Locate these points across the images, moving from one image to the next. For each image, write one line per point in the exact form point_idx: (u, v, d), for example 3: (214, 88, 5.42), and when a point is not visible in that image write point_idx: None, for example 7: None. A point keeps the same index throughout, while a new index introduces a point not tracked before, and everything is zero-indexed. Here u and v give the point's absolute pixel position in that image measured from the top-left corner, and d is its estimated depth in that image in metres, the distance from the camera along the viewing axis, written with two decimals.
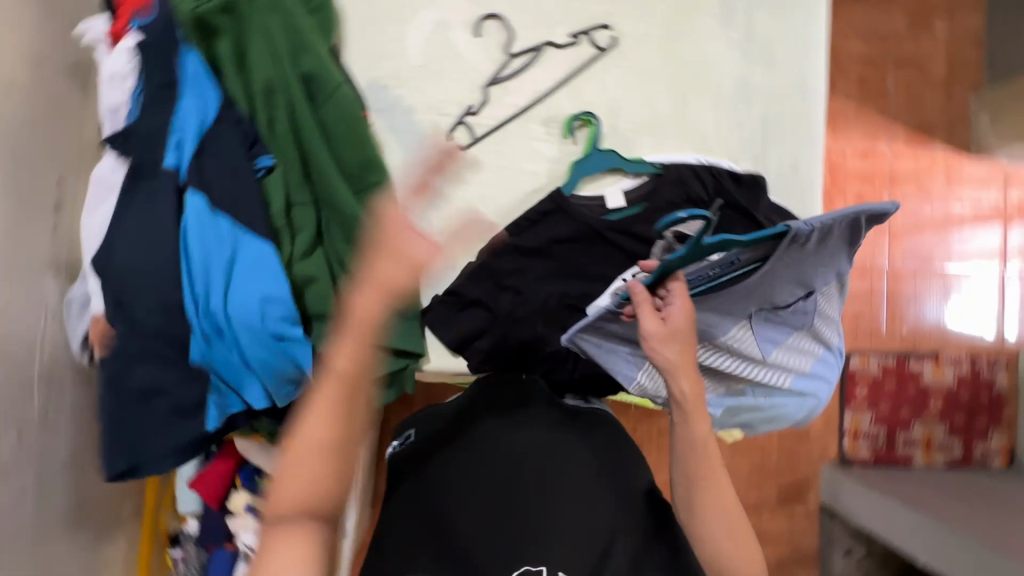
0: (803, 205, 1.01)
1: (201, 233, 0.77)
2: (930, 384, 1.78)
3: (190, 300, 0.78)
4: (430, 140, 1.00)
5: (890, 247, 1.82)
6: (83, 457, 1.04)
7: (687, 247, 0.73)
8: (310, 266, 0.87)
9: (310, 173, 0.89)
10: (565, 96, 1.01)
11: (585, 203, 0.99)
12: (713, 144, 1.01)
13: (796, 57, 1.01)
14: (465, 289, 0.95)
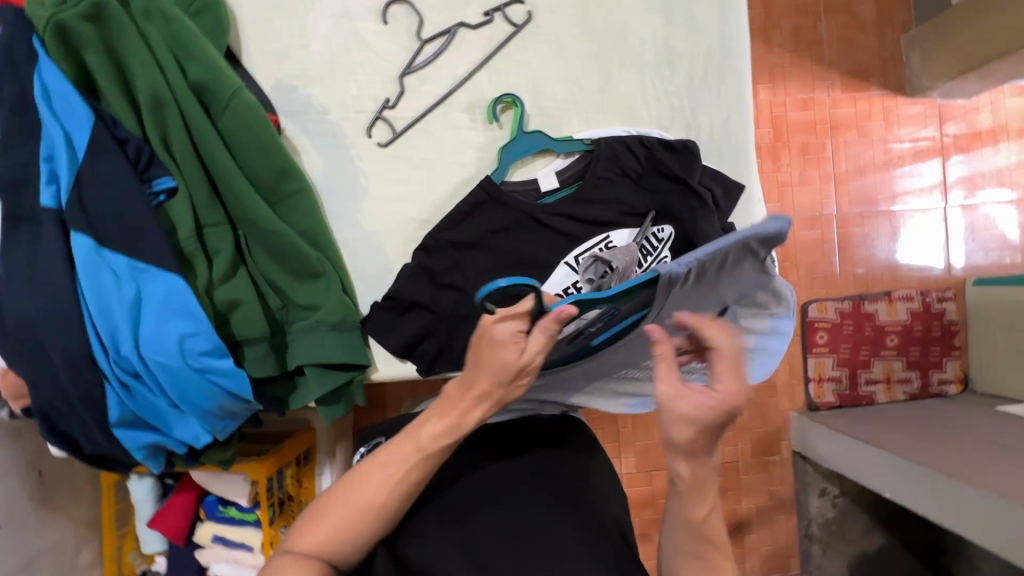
0: (738, 166, 1.00)
1: (96, 279, 0.70)
2: (885, 322, 1.83)
3: (97, 349, 0.71)
4: (349, 140, 0.95)
5: (836, 195, 1.85)
6: (23, 515, 0.98)
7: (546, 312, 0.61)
8: (233, 289, 0.82)
9: (219, 190, 0.83)
10: (485, 79, 0.97)
11: (518, 189, 0.96)
12: (641, 114, 0.99)
13: (715, 15, 0.98)
14: (404, 292, 0.92)
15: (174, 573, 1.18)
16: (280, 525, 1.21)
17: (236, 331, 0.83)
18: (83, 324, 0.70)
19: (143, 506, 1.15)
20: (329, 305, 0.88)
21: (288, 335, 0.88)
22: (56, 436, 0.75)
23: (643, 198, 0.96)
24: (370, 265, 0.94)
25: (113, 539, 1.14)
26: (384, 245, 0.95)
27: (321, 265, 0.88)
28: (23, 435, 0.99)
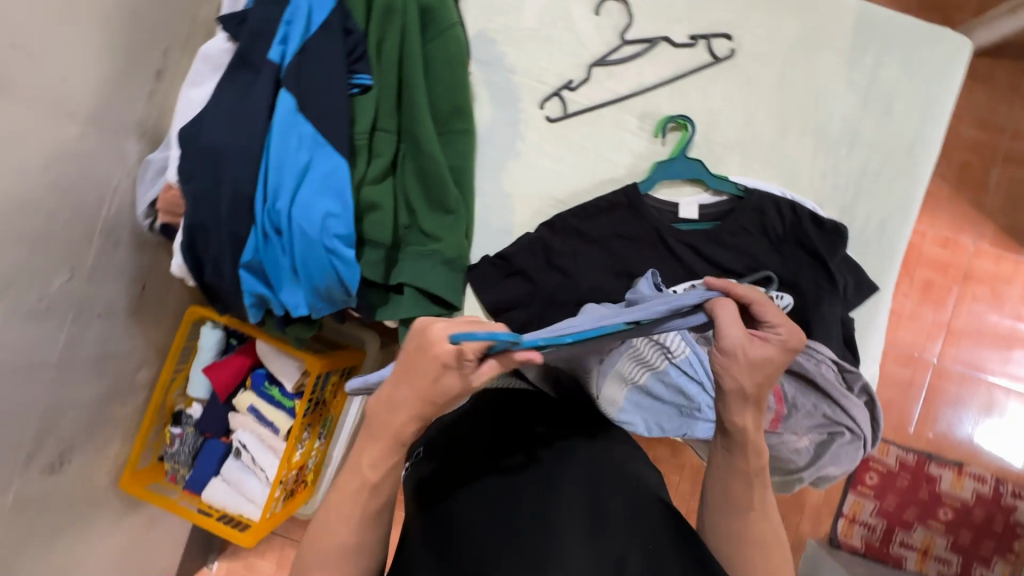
0: (880, 269, 0.96)
1: (284, 134, 0.78)
2: (945, 492, 1.69)
3: (259, 195, 0.78)
4: (522, 104, 0.99)
5: (943, 344, 1.74)
6: (117, 315, 1.08)
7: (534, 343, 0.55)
8: (378, 192, 0.88)
9: (402, 103, 0.89)
10: (666, 95, 0.99)
11: (657, 206, 0.97)
12: (802, 182, 0.97)
13: (914, 117, 0.96)
14: (516, 257, 0.95)
15: (203, 424, 1.25)
16: (306, 424, 1.26)
17: (365, 230, 0.88)
18: (256, 169, 0.77)
19: (204, 354, 1.23)
20: (449, 240, 0.92)
21: (403, 253, 0.92)
22: (189, 256, 0.82)
23: (775, 261, 0.94)
24: (495, 221, 0.98)
25: (170, 371, 1.23)
26: (514, 209, 0.99)
27: (457, 203, 0.92)
28: (146, 249, 1.09)
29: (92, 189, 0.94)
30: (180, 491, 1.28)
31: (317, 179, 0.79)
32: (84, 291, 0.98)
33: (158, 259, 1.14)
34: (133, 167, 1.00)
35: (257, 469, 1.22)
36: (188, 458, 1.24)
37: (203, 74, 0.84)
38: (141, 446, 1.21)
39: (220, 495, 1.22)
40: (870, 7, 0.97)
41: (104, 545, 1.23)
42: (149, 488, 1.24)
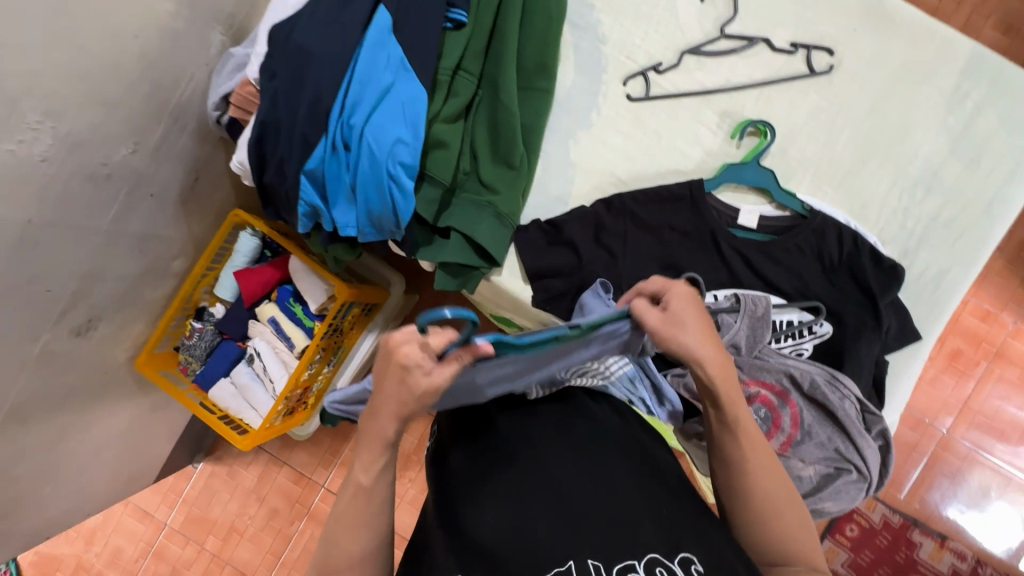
0: (926, 319, 0.94)
1: (373, 50, 0.77)
2: (921, 560, 1.68)
3: (336, 106, 0.77)
4: (606, 76, 0.98)
5: (957, 416, 1.71)
6: (168, 201, 1.10)
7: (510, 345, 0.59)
8: (448, 131, 0.87)
9: (490, 48, 0.88)
10: (752, 98, 0.97)
11: (717, 207, 0.95)
12: (869, 215, 0.95)
13: (1000, 174, 0.93)
14: (566, 227, 0.94)
15: (223, 324, 1.28)
16: (320, 348, 1.28)
17: (426, 166, 0.88)
18: (340, 79, 0.77)
19: (239, 258, 1.25)
20: (505, 195, 0.92)
21: (457, 197, 0.92)
22: (254, 152, 0.82)
23: (823, 288, 0.93)
24: (552, 187, 0.98)
25: (203, 267, 1.26)
26: (574, 179, 0.98)
27: (521, 160, 0.92)
28: (207, 143, 1.10)
29: (172, 70, 0.94)
30: (188, 383, 1.31)
31: (395, 103, 0.78)
32: (144, 167, 1.00)
33: (215, 156, 1.15)
34: (213, 58, 1.01)
35: (266, 381, 1.25)
36: (203, 354, 1.27)
37: None
38: (162, 332, 1.24)
39: (226, 397, 1.25)
40: (983, 52, 0.94)
41: (109, 418, 1.27)
42: (161, 373, 1.27)
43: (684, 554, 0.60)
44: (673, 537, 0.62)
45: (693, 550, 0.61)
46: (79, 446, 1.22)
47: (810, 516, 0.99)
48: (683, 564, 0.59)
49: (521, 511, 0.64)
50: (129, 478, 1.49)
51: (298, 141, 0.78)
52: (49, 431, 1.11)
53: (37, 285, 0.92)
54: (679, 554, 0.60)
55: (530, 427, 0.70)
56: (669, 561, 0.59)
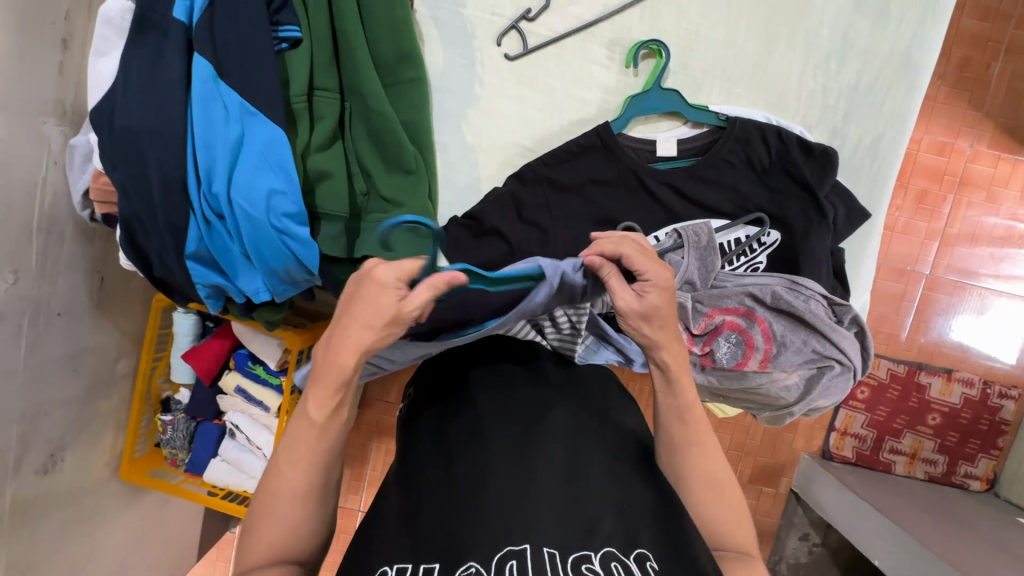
0: (872, 193, 0.90)
1: (207, 103, 0.68)
2: (934, 399, 1.72)
3: (191, 177, 0.70)
4: (477, 41, 0.89)
5: (937, 255, 1.71)
6: (80, 311, 1.03)
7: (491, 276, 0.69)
8: (327, 160, 0.80)
9: (340, 56, 0.80)
10: (636, 17, 0.88)
11: (632, 144, 0.90)
12: (789, 105, 0.89)
13: (911, 18, 0.86)
14: (486, 216, 0.88)
15: (193, 408, 1.25)
16: (296, 398, 1.25)
17: (318, 203, 0.82)
18: (184, 149, 0.69)
19: (182, 339, 1.20)
20: (412, 205, 0.85)
21: (364, 222, 0.86)
22: (130, 249, 0.76)
23: (762, 195, 0.88)
24: (459, 177, 0.91)
25: (149, 360, 1.20)
26: (479, 161, 0.91)
27: (415, 162, 0.85)
28: (96, 240, 1.03)
29: (18, 182, 0.85)
30: (182, 473, 1.29)
31: (256, 152, 0.71)
32: (34, 290, 0.92)
33: (113, 249, 1.07)
34: (60, 153, 0.91)
35: (255, 448, 1.23)
36: (184, 443, 1.24)
37: (108, 40, 0.74)
38: (134, 435, 1.21)
39: (222, 475, 1.23)
40: None
41: (118, 529, 1.26)
42: (151, 474, 1.25)
43: (640, 550, 0.53)
44: (632, 533, 0.55)
45: (651, 546, 0.54)
46: (99, 566, 1.21)
47: (806, 414, 0.99)
48: (639, 562, 0.51)
49: (481, 480, 0.59)
50: (168, 570, 1.50)
51: (167, 227, 0.72)
52: (59, 565, 1.09)
53: None
54: (637, 550, 0.53)
55: (503, 409, 0.68)
56: (626, 554, 0.52)
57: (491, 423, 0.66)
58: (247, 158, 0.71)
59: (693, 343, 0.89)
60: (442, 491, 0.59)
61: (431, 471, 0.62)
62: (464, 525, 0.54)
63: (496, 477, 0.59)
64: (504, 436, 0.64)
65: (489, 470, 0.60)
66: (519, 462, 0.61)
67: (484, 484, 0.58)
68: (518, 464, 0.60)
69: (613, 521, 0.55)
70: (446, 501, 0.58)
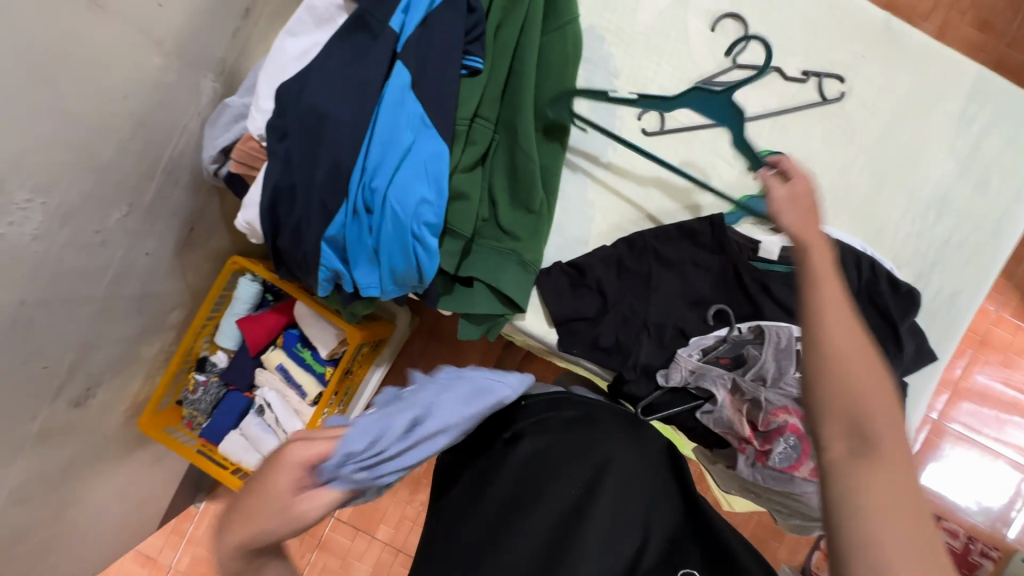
0: (942, 341, 0.96)
1: (393, 109, 0.74)
2: None
3: (357, 169, 0.74)
4: (620, 110, 0.96)
5: (946, 403, 1.78)
6: (163, 256, 1.04)
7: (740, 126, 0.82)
8: (469, 182, 0.85)
9: (506, 93, 0.86)
10: (767, 128, 0.97)
11: (739, 240, 0.95)
12: (884, 240, 0.97)
13: (1006, 193, 0.96)
14: (592, 269, 0.93)
15: (229, 377, 1.23)
16: (333, 392, 1.24)
17: (448, 219, 0.86)
18: (359, 142, 0.73)
19: (239, 305, 1.20)
20: (528, 242, 0.90)
21: (478, 245, 0.90)
22: (268, 217, 0.78)
23: None
24: (572, 226, 0.96)
25: (204, 317, 1.20)
26: (594, 218, 0.96)
27: (541, 204, 0.89)
28: (201, 193, 1.04)
29: (165, 124, 0.88)
30: (193, 436, 1.25)
31: (419, 162, 0.75)
32: (137, 226, 0.93)
33: (210, 204, 1.09)
34: (205, 107, 0.95)
35: (279, 431, 1.20)
36: (209, 407, 1.21)
37: (306, 26, 0.81)
38: (164, 388, 1.18)
39: (238, 450, 1.21)
40: (989, 77, 0.96)
41: (108, 479, 1.21)
42: (165, 431, 1.21)
43: (686, 570, 0.66)
44: (678, 559, 0.68)
45: (696, 564, 0.67)
46: (80, 514, 1.15)
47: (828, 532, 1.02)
48: None
49: (528, 511, 0.69)
50: (132, 532, 1.43)
51: (318, 208, 0.74)
52: (51, 505, 1.04)
53: (32, 364, 0.84)
54: (683, 571, 0.66)
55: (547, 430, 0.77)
56: None
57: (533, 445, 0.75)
58: (410, 164, 0.74)
59: (754, 437, 0.91)
60: (489, 510, 0.71)
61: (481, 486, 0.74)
62: (516, 537, 0.67)
63: (550, 507, 0.69)
64: (557, 452, 0.74)
65: (542, 495, 0.70)
66: (572, 493, 0.70)
67: (533, 508, 0.69)
68: (575, 491, 0.70)
69: (657, 547, 0.69)
70: (499, 519, 0.70)
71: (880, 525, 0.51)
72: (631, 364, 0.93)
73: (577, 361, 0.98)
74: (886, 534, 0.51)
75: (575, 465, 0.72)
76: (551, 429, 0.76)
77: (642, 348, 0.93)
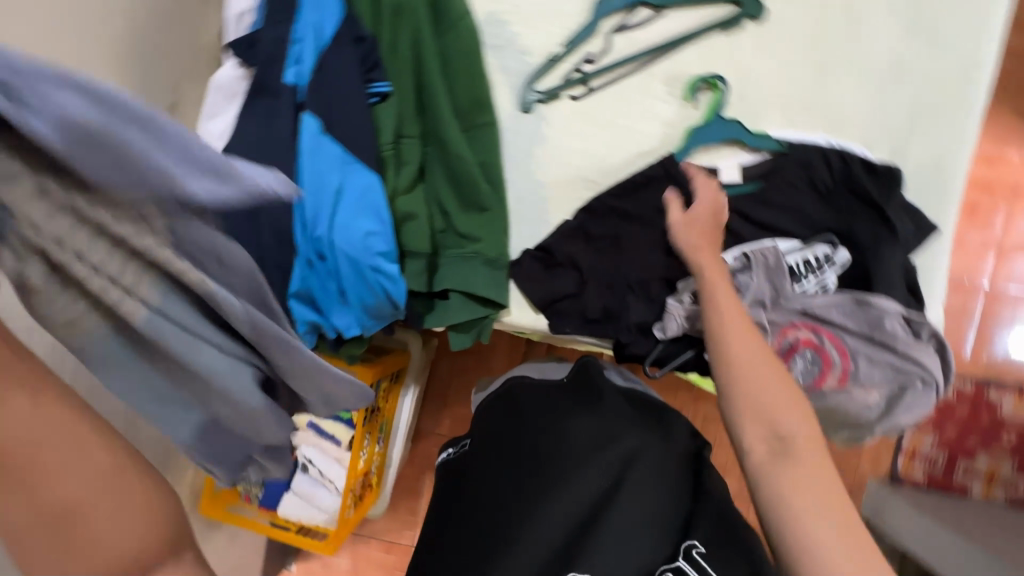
0: (938, 212, 0.91)
1: (314, 157, 0.77)
2: (1007, 418, 1.66)
3: (299, 222, 0.77)
4: (541, 85, 0.94)
5: (995, 267, 1.68)
6: None
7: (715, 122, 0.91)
8: (412, 201, 0.86)
9: (422, 107, 0.86)
10: (693, 55, 0.94)
11: (698, 173, 0.92)
12: (850, 127, 0.92)
13: (965, 40, 0.89)
14: (560, 247, 0.93)
15: None
16: (366, 431, 1.29)
17: (404, 242, 0.87)
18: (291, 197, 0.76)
19: None
20: (489, 241, 0.91)
21: (443, 259, 0.91)
22: None
23: (828, 216, 0.91)
24: (527, 212, 0.95)
25: None
26: (548, 197, 0.95)
27: (491, 200, 0.90)
28: None
29: None
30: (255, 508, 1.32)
31: (352, 198, 0.77)
32: None
33: None
34: None
35: (326, 482, 1.25)
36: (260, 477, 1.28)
37: (219, 105, 0.85)
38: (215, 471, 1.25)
39: (295, 510, 1.26)
40: None
41: None
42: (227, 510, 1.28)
43: (694, 547, 0.65)
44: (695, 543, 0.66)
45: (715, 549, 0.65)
46: None
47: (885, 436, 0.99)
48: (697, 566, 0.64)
49: (535, 507, 0.68)
50: None
51: (275, 270, 0.78)
52: None
53: None
54: (691, 547, 0.65)
55: (564, 424, 0.77)
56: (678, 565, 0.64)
57: (550, 434, 0.76)
58: (346, 204, 0.77)
59: None
60: (494, 501, 0.70)
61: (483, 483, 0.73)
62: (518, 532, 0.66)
63: (556, 504, 0.68)
64: (578, 444, 0.74)
65: (556, 485, 0.69)
66: (589, 479, 0.70)
67: (539, 502, 0.68)
68: (592, 483, 0.69)
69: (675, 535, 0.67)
70: (501, 515, 0.68)
71: (815, 530, 0.60)
72: (624, 327, 0.92)
73: (574, 338, 0.98)
74: (823, 530, 0.59)
75: (596, 455, 0.72)
76: (566, 420, 0.77)
77: (632, 309, 0.92)
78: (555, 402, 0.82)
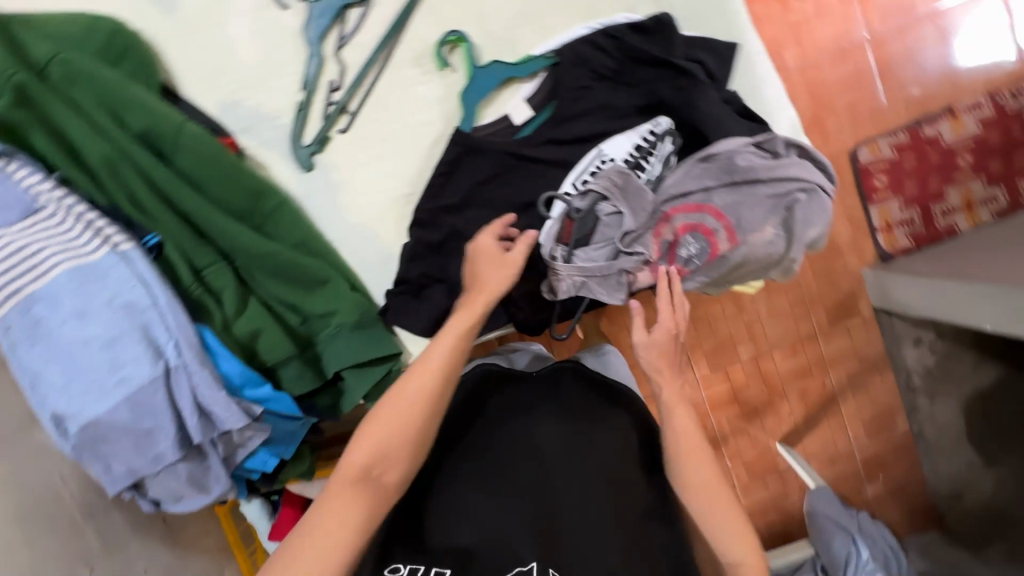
0: (725, 29, 0.89)
1: None
2: (952, 143, 1.72)
3: None
4: (305, 138, 0.89)
5: (864, 13, 1.66)
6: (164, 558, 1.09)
7: (477, 76, 0.87)
8: (250, 317, 0.84)
9: (203, 230, 0.83)
10: (424, 25, 0.88)
11: (492, 130, 0.89)
12: (598, 5, 0.89)
13: None
14: (413, 272, 0.89)
15: None
16: None
17: (268, 356, 0.85)
18: None
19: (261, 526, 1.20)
20: (345, 307, 0.87)
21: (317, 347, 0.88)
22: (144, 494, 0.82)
23: (629, 96, 0.88)
24: (368, 257, 0.93)
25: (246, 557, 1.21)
26: (379, 233, 0.93)
27: (324, 270, 0.87)
28: None
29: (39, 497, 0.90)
30: None
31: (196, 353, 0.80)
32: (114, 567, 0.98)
33: None
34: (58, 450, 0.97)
35: None
36: None
37: None
38: None
39: None
40: None
41: None
42: None
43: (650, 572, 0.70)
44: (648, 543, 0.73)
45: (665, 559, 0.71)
46: None
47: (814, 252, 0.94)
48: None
49: (531, 506, 0.73)
50: None
51: None
52: None
53: None
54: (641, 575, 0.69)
55: (539, 421, 0.81)
56: None
57: (531, 434, 0.80)
58: None
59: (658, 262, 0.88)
60: (477, 505, 0.73)
61: (462, 492, 0.74)
62: (503, 542, 0.69)
63: (548, 502, 0.74)
64: (565, 446, 0.79)
65: (553, 487, 0.75)
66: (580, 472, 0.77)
67: (530, 508, 0.73)
68: (583, 484, 0.76)
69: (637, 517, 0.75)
70: (491, 521, 0.71)
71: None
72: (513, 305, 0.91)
73: (484, 338, 0.96)
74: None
75: (588, 452, 0.79)
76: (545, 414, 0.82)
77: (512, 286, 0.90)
78: (519, 397, 0.85)
